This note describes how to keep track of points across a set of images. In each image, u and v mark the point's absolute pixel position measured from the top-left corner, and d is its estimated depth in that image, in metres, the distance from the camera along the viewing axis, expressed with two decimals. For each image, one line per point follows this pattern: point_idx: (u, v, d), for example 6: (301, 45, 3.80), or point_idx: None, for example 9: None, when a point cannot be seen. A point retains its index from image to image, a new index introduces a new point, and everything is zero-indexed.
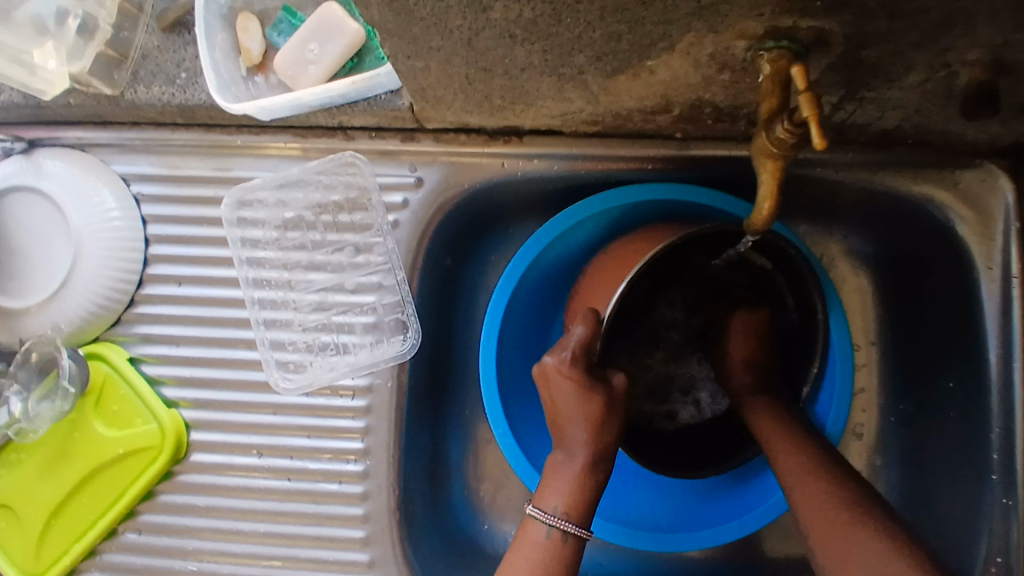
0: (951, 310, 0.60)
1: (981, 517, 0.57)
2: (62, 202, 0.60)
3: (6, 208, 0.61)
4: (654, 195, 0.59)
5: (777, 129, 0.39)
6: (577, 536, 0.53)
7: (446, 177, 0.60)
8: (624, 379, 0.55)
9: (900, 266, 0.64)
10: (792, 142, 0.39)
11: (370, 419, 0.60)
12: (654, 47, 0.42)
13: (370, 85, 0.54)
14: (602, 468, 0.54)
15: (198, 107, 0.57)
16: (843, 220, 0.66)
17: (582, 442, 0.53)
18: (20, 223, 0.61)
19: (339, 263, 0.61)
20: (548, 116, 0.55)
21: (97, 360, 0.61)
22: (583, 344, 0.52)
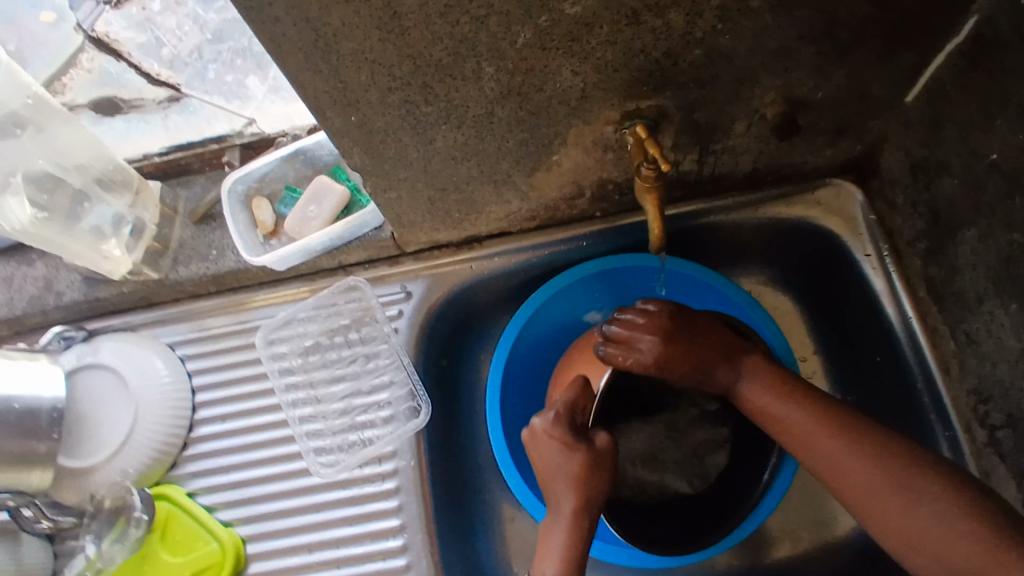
0: (856, 301, 0.72)
1: (937, 453, 0.66)
2: (122, 370, 0.73)
3: (75, 383, 0.73)
4: (597, 265, 0.75)
5: (644, 170, 0.57)
6: None
7: (429, 286, 0.75)
8: (608, 438, 0.62)
9: (810, 278, 0.78)
10: (655, 176, 0.57)
11: (400, 497, 0.70)
12: (553, 144, 0.60)
13: (358, 224, 0.71)
14: (586, 519, 0.60)
15: (228, 272, 0.74)
16: (754, 259, 0.80)
17: (569, 493, 0.61)
18: (87, 394, 0.72)
19: (355, 372, 0.74)
20: (497, 220, 0.72)
21: (160, 498, 0.71)
22: (644, 360, 0.62)
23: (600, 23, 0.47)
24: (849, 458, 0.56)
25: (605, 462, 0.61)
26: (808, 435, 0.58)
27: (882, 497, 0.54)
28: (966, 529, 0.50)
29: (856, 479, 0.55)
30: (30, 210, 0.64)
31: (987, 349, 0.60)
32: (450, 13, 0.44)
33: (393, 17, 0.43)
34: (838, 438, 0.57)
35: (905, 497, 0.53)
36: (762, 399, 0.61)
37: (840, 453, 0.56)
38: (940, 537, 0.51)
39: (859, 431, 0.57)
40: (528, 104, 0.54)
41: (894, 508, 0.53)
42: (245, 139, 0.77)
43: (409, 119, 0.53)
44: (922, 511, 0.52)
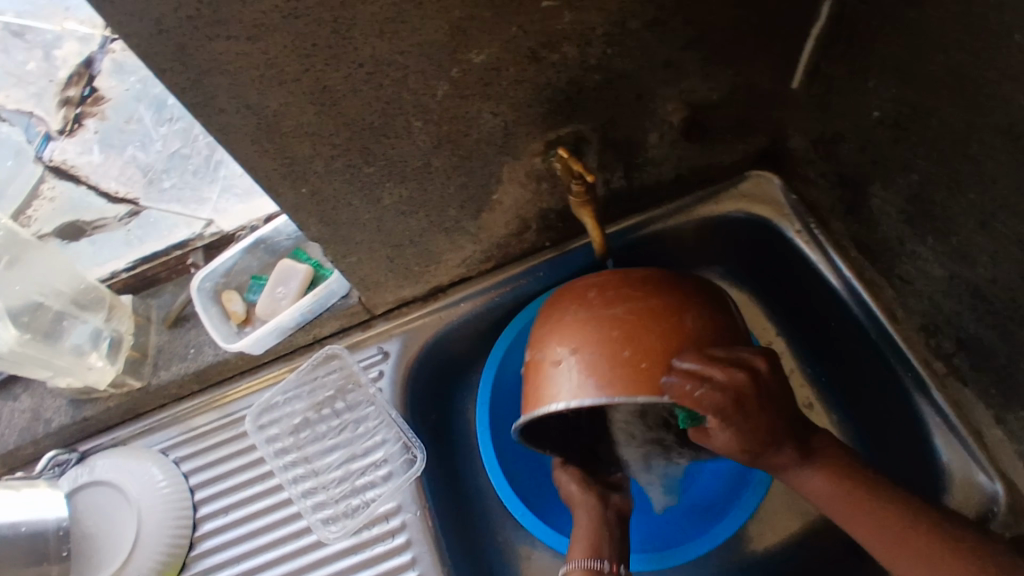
0: (796, 274, 0.78)
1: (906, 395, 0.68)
2: (120, 483, 0.74)
3: (76, 504, 0.73)
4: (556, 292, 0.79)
5: (576, 187, 0.63)
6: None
7: (403, 341, 0.78)
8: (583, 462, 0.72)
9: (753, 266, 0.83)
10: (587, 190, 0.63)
11: (413, 549, 0.71)
12: (491, 183, 0.66)
13: (326, 295, 0.76)
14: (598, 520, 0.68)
15: (209, 366, 0.76)
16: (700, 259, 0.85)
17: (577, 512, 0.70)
18: (90, 513, 0.73)
19: (347, 438, 0.76)
20: (455, 266, 0.76)
21: None
22: (727, 442, 0.55)
23: (506, 66, 0.53)
24: (887, 540, 0.55)
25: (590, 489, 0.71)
26: (844, 514, 0.58)
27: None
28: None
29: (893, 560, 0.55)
30: (14, 332, 0.66)
31: (921, 286, 0.65)
32: (373, 78, 0.50)
33: (324, 90, 0.49)
34: (872, 510, 0.56)
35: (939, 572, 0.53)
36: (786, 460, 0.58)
37: (871, 540, 0.56)
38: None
39: (887, 519, 0.56)
40: (459, 150, 0.60)
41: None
42: (206, 240, 0.81)
43: (356, 181, 0.58)
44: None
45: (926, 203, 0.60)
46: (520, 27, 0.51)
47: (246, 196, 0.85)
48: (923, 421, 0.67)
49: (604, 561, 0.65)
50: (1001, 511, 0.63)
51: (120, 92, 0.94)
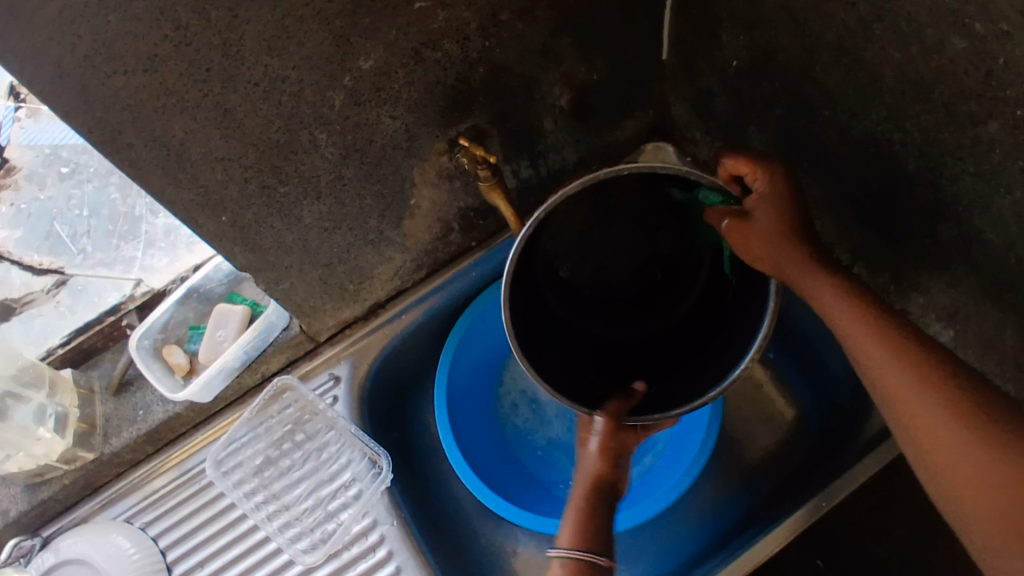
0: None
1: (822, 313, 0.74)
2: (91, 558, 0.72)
3: None
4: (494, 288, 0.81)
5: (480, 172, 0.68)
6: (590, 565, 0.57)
7: (353, 363, 0.79)
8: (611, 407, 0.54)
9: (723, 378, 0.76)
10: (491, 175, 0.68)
11: (396, 559, 0.71)
12: (405, 188, 0.69)
13: (266, 328, 0.77)
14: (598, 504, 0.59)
15: (160, 423, 0.76)
16: None
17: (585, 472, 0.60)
18: None
19: (313, 467, 0.76)
20: (389, 279, 0.79)
21: None
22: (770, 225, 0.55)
23: (394, 69, 0.58)
24: (889, 355, 0.50)
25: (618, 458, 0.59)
26: (851, 331, 0.53)
27: (913, 400, 0.49)
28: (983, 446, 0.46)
29: (882, 376, 0.51)
30: None
31: (810, 210, 0.72)
32: (270, 96, 0.53)
33: (226, 114, 0.53)
34: (929, 392, 0.48)
35: (928, 397, 0.48)
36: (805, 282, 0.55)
37: (871, 352, 0.51)
38: (962, 462, 0.47)
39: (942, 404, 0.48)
40: (367, 158, 0.64)
41: (923, 410, 0.48)
42: (138, 301, 0.82)
43: (273, 202, 0.61)
44: (937, 414, 0.48)
45: (794, 131, 0.66)
46: (399, 29, 0.55)
47: (172, 248, 0.86)
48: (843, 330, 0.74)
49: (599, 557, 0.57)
50: None
51: (31, 159, 0.91)
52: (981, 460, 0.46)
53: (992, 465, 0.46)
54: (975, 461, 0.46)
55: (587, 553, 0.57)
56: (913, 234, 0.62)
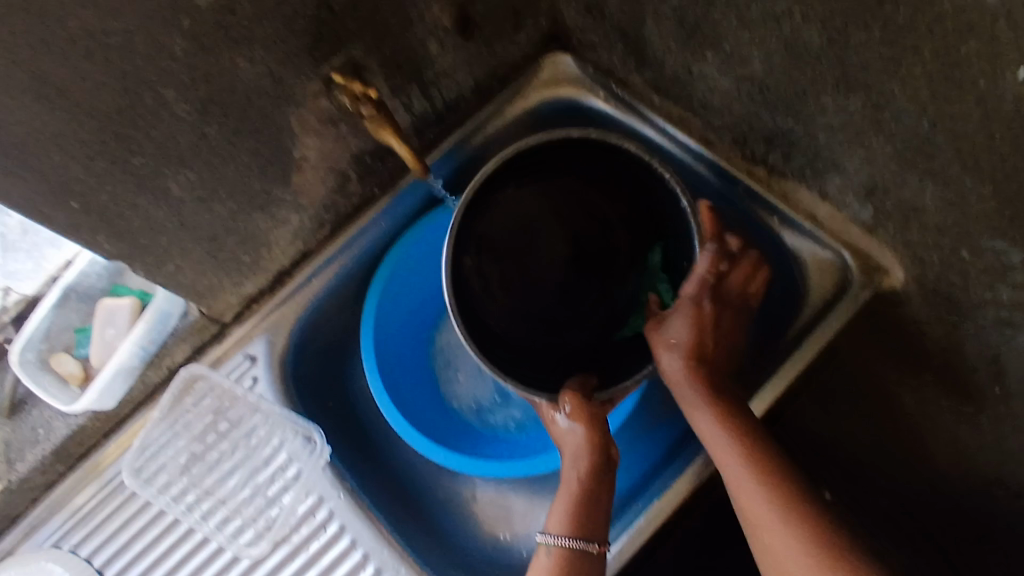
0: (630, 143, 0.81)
1: None
2: None
3: None
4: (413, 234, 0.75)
5: (364, 108, 0.63)
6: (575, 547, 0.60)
7: (268, 338, 0.73)
8: (569, 393, 0.62)
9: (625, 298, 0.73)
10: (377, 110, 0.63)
11: (350, 531, 0.68)
12: (285, 139, 0.62)
13: (159, 317, 0.69)
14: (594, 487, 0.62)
15: (66, 439, 0.70)
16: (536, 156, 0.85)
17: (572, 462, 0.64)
18: None
19: (244, 455, 0.72)
20: (290, 243, 0.72)
21: None
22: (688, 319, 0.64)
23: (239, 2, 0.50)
24: (763, 507, 0.57)
25: (602, 434, 0.63)
26: (734, 479, 0.59)
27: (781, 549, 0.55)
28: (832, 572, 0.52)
29: (758, 527, 0.57)
30: None
31: (720, 103, 0.69)
32: (94, 53, 0.45)
33: (45, 80, 0.44)
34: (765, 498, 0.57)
35: (788, 545, 0.55)
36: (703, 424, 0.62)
37: (751, 505, 0.57)
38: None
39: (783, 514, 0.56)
40: (232, 111, 0.56)
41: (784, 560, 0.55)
42: (12, 312, 0.74)
43: (132, 176, 0.54)
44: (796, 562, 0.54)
45: (693, 21, 0.62)
46: None
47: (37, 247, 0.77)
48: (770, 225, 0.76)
49: (588, 541, 0.60)
50: (856, 274, 0.71)
51: None
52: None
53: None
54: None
55: (573, 538, 0.60)
56: (824, 113, 0.60)
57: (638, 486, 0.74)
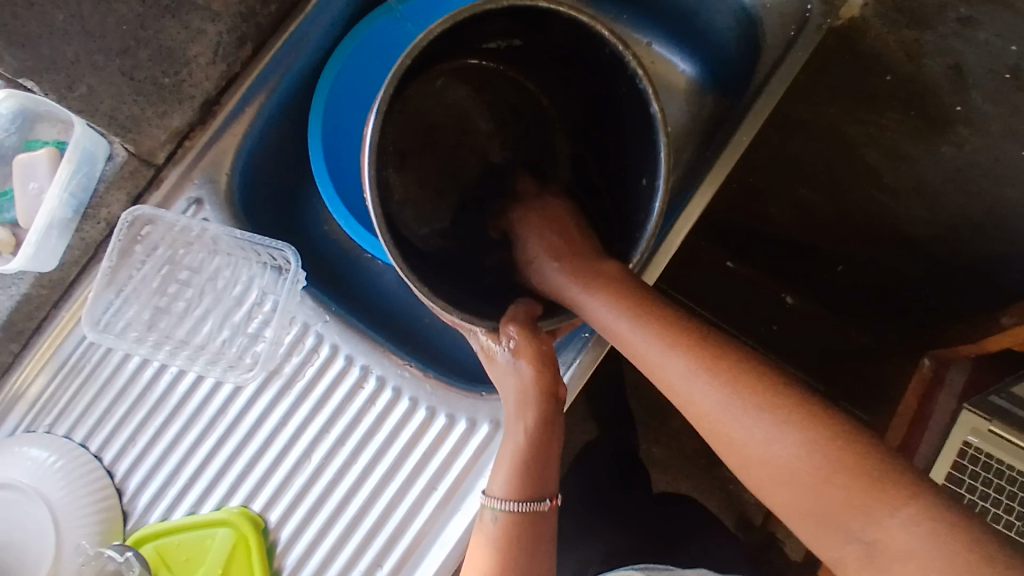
0: None
1: None
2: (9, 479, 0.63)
3: None
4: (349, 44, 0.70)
5: None
6: (524, 510, 0.56)
7: (210, 179, 0.67)
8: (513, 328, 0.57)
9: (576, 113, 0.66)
10: None
11: (345, 350, 0.66)
12: None
13: (82, 160, 0.61)
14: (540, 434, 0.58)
15: (12, 314, 0.64)
16: None
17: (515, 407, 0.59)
18: None
19: (214, 301, 0.67)
20: (211, 63, 0.64)
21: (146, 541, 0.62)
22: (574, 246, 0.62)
23: None
24: (690, 375, 0.52)
25: (549, 376, 0.59)
26: (649, 355, 0.54)
27: (720, 418, 0.50)
28: (799, 445, 0.47)
29: (691, 401, 0.52)
30: None
31: None
32: None
33: None
34: (691, 366, 0.52)
35: (711, 399, 0.50)
36: (599, 311, 0.57)
37: (675, 378, 0.52)
38: (760, 450, 0.48)
39: (715, 381, 0.51)
40: None
41: (725, 428, 0.50)
42: None
43: None
44: (720, 413, 0.50)
45: None
46: None
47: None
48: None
49: (541, 499, 0.57)
50: (816, 6, 0.66)
51: None
52: (802, 465, 0.46)
53: (807, 460, 0.46)
54: (798, 462, 0.47)
55: (521, 503, 0.55)
56: None
57: None
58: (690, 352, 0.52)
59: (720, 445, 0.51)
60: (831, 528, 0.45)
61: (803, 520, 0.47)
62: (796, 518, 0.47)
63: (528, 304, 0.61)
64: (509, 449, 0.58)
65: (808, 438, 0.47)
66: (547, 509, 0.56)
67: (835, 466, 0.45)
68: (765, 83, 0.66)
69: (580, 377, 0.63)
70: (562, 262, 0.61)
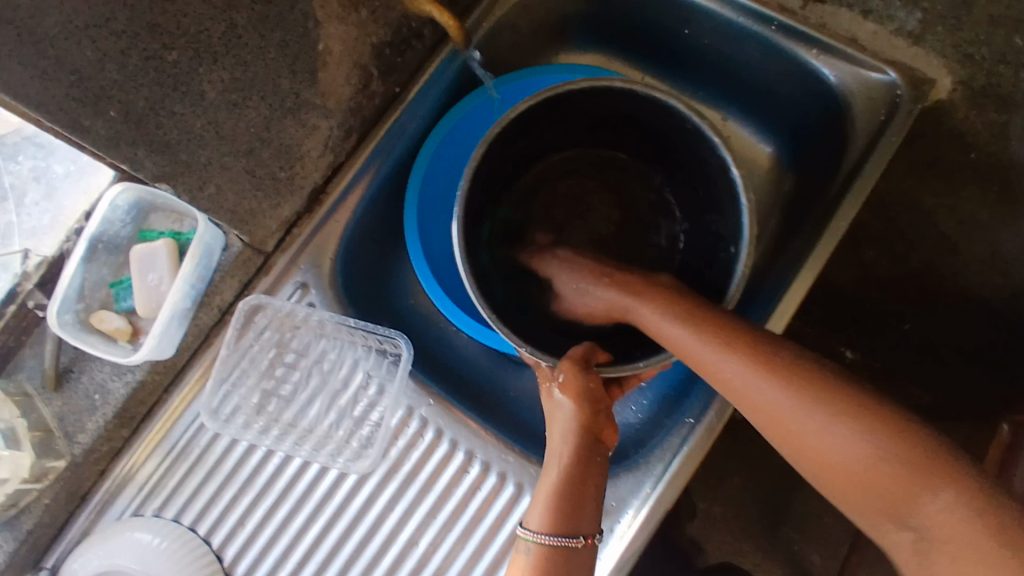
0: (638, 16, 0.77)
1: (780, 48, 0.70)
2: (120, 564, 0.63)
3: None
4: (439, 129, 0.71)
5: None
6: (555, 544, 0.51)
7: (314, 264, 0.69)
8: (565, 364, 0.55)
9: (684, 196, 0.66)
10: None
11: (449, 434, 0.67)
12: (308, 30, 0.57)
13: (204, 252, 0.65)
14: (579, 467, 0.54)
15: (125, 401, 0.66)
16: (557, 35, 0.81)
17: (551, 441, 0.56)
18: None
19: (319, 385, 0.69)
20: (320, 155, 0.67)
21: None
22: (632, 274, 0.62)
23: None
24: (746, 375, 0.50)
25: (593, 414, 0.55)
26: (694, 354, 0.52)
27: (783, 411, 0.49)
28: (883, 446, 0.45)
29: (770, 411, 0.49)
30: None
31: None
32: None
33: None
34: (751, 369, 0.50)
35: (779, 396, 0.49)
36: (649, 317, 0.56)
37: (727, 371, 0.51)
38: (835, 448, 0.47)
39: (786, 382, 0.49)
40: None
41: (790, 418, 0.48)
42: (36, 277, 0.69)
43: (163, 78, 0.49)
44: (786, 408, 0.48)
45: None
46: None
47: (49, 199, 0.74)
48: (808, 61, 0.69)
49: (575, 536, 0.52)
50: (905, 91, 0.66)
51: None
52: (873, 456, 0.45)
53: (873, 456, 0.45)
54: (882, 464, 0.45)
55: (552, 534, 0.51)
56: None
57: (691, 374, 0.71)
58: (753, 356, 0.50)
59: (788, 442, 0.49)
60: (888, 513, 0.45)
61: (868, 508, 0.46)
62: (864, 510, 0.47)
63: (590, 343, 0.58)
64: (546, 485, 0.54)
65: (871, 427, 0.46)
66: (578, 546, 0.51)
67: (902, 461, 0.44)
68: (856, 171, 0.67)
69: (693, 457, 0.62)
70: (606, 284, 0.61)
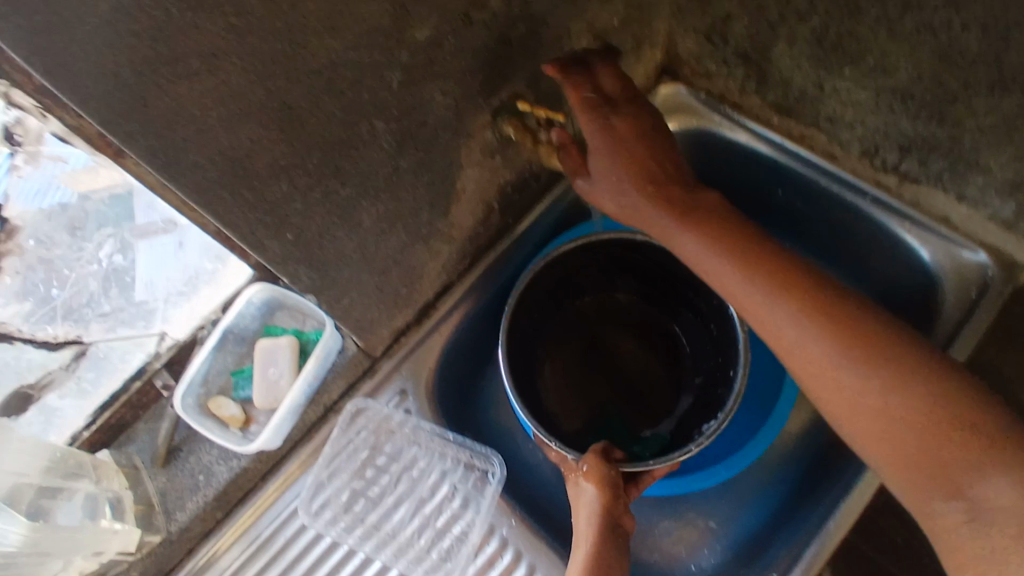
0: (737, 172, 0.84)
1: (874, 217, 0.75)
2: None
3: None
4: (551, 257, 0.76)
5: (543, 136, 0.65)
6: None
7: (413, 374, 0.73)
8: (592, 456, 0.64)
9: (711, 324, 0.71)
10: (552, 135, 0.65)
11: (527, 559, 0.68)
12: (452, 173, 0.63)
13: (325, 355, 0.71)
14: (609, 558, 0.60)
15: (227, 485, 0.69)
16: None
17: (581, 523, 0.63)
18: None
19: (406, 491, 0.72)
20: (438, 275, 0.73)
21: None
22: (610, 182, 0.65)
23: (445, 38, 0.52)
24: (825, 347, 0.58)
25: (618, 504, 0.63)
26: (767, 310, 0.60)
27: (844, 378, 0.56)
28: (928, 424, 0.53)
29: (830, 375, 0.57)
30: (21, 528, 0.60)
31: (852, 115, 0.67)
32: (332, 86, 0.47)
33: (290, 114, 0.46)
34: (820, 340, 0.58)
35: (842, 361, 0.57)
36: (726, 276, 0.62)
37: (789, 331, 0.59)
38: (882, 416, 0.55)
39: (853, 351, 0.57)
40: (421, 144, 0.57)
41: (848, 393, 0.56)
42: (165, 357, 0.76)
43: (334, 208, 0.55)
44: (845, 375, 0.57)
45: (834, 38, 0.61)
46: None
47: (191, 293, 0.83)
48: (902, 235, 0.74)
49: None
50: (995, 272, 0.71)
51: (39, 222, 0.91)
52: (914, 414, 0.54)
53: (936, 426, 0.53)
54: (922, 427, 0.53)
55: None
56: (970, 115, 0.58)
57: (766, 528, 0.73)
58: (821, 322, 0.58)
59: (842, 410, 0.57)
60: (930, 476, 0.53)
61: (905, 467, 0.54)
62: (905, 469, 0.54)
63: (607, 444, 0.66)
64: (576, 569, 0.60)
65: (921, 394, 0.54)
66: None
67: (946, 433, 0.53)
68: None
69: None
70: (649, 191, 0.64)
